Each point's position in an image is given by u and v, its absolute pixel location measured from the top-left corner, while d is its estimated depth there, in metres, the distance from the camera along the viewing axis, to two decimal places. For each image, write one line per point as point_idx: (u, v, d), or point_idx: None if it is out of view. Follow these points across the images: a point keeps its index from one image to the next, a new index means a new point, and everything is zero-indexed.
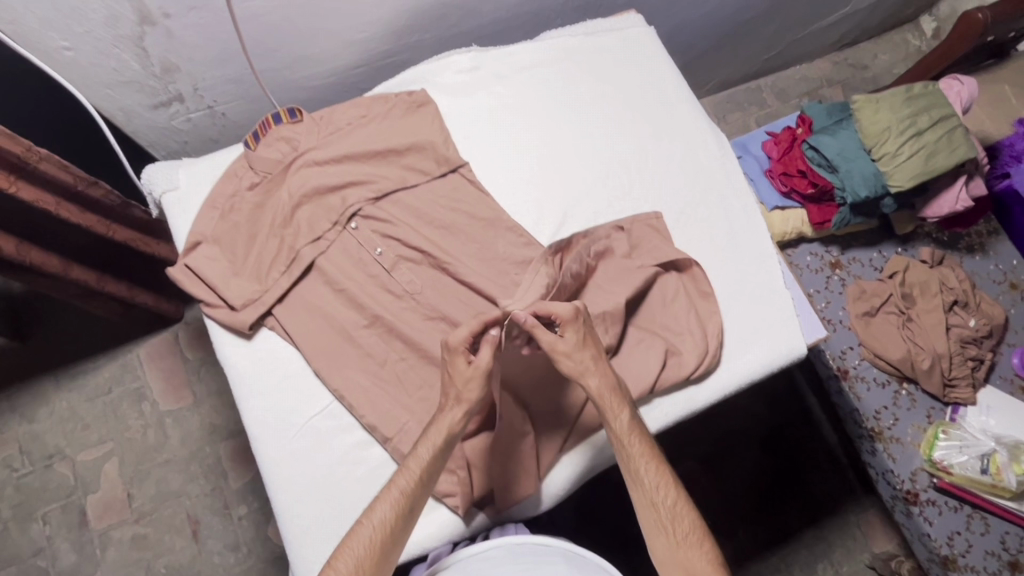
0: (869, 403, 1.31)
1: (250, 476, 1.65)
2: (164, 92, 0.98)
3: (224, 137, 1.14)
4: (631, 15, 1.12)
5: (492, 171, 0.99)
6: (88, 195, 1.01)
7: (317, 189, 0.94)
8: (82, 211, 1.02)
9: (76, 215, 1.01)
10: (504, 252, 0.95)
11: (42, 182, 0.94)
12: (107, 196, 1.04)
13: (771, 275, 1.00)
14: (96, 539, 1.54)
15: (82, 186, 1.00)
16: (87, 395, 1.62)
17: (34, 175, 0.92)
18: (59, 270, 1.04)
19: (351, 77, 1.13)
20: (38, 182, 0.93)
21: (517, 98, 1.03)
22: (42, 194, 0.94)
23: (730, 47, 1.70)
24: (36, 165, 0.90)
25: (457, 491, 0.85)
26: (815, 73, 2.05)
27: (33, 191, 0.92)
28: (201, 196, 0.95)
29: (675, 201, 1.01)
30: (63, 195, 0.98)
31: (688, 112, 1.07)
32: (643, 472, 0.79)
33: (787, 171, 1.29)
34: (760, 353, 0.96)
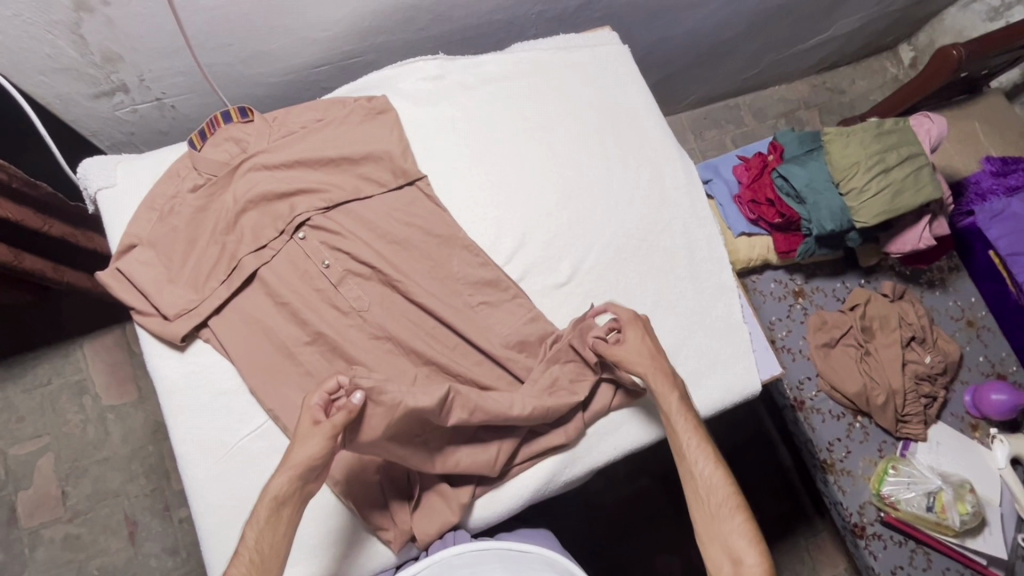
0: (823, 434, 1.31)
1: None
2: (106, 82, 0.92)
3: (174, 131, 1.08)
4: (605, 31, 1.09)
5: (451, 185, 0.96)
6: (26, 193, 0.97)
7: (262, 193, 0.89)
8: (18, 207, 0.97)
9: (13, 212, 0.96)
10: (458, 271, 0.92)
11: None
12: (44, 195, 1.01)
13: (729, 308, 0.98)
14: (26, 538, 1.47)
15: (19, 184, 0.95)
16: (24, 386, 1.55)
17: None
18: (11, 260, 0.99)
19: (312, 75, 1.08)
20: None
21: (481, 111, 1.00)
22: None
23: (709, 65, 1.69)
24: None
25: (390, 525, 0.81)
26: (792, 95, 2.05)
27: None
28: (138, 196, 0.90)
29: (638, 227, 0.99)
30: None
31: (658, 135, 1.04)
32: (686, 442, 0.80)
33: (756, 198, 1.28)
34: (713, 389, 0.94)
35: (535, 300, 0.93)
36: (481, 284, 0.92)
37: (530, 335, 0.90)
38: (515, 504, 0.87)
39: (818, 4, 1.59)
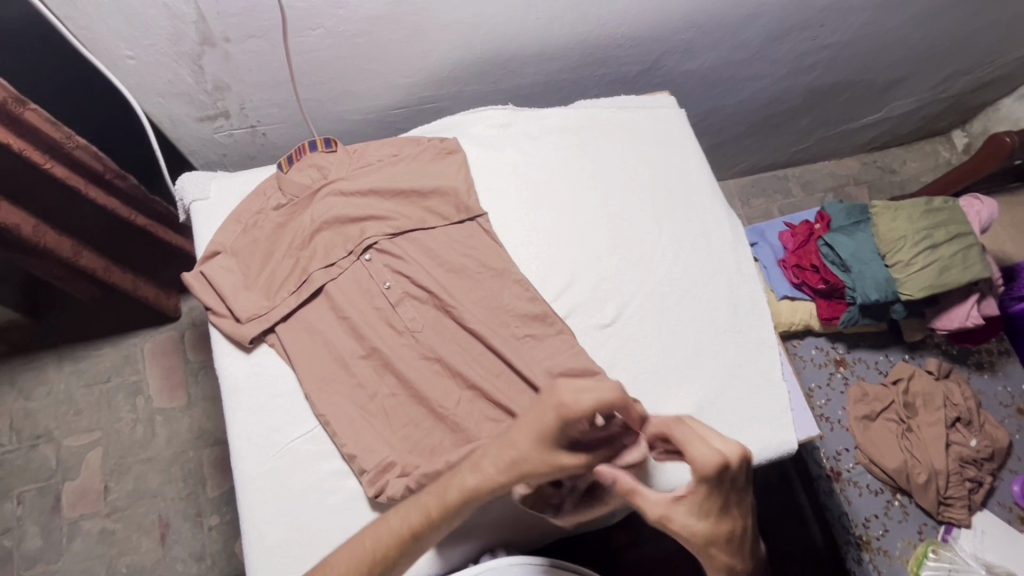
0: (860, 508, 1.28)
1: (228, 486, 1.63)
2: (212, 107, 1.03)
3: (261, 156, 1.19)
4: (665, 95, 1.16)
5: (508, 223, 1.03)
6: (114, 183, 1.09)
7: (337, 216, 0.97)
8: (106, 195, 1.10)
9: (100, 197, 1.08)
10: (508, 303, 0.97)
11: (75, 161, 1.01)
12: (133, 187, 1.13)
13: (769, 365, 0.99)
14: (66, 527, 1.54)
15: (110, 175, 1.07)
16: (86, 381, 1.65)
17: (68, 157, 0.99)
18: (68, 252, 1.14)
19: (390, 116, 1.18)
20: (70, 163, 1.01)
21: (543, 159, 1.07)
22: (71, 173, 1.02)
23: (760, 136, 1.75)
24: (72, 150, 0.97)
25: None
26: (842, 170, 2.08)
27: (64, 170, 0.99)
28: (227, 208, 0.99)
29: (683, 278, 1.02)
30: (92, 178, 1.05)
31: (708, 194, 1.09)
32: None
33: (800, 263, 1.31)
34: (750, 442, 0.94)
35: (579, 338, 0.97)
36: (528, 318, 0.96)
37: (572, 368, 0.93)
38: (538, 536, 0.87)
39: (871, 85, 1.65)
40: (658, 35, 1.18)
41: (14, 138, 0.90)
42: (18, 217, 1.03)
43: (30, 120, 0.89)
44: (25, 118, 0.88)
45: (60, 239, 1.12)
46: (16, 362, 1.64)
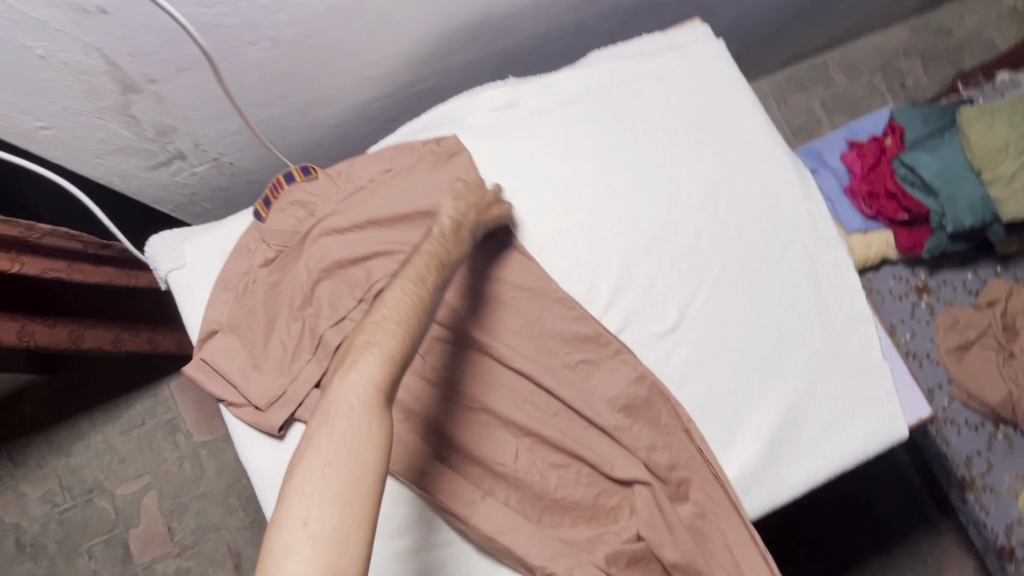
0: (961, 447, 1.18)
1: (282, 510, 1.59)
2: (162, 153, 0.86)
3: (234, 186, 1.02)
4: (695, 25, 0.94)
5: (534, 227, 0.86)
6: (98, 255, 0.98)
7: (333, 263, 0.82)
8: (95, 268, 0.99)
9: (90, 274, 0.98)
10: (553, 327, 0.83)
11: (49, 250, 0.90)
12: (121, 252, 1.03)
13: (865, 343, 0.85)
14: (142, 573, 1.53)
15: (92, 249, 0.97)
16: (122, 428, 1.59)
17: (40, 249, 0.88)
18: (70, 341, 1.03)
19: (371, 112, 0.98)
20: (45, 254, 0.90)
21: (562, 140, 0.88)
22: (50, 264, 0.91)
23: (795, 27, 1.49)
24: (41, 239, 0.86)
25: None
26: (889, 43, 1.81)
27: (40, 263, 0.89)
28: (210, 273, 0.85)
29: (751, 256, 0.86)
30: (73, 258, 0.95)
31: (765, 145, 0.90)
32: None
33: (873, 190, 1.13)
34: (852, 438, 0.82)
35: (640, 352, 0.84)
36: (579, 340, 0.83)
37: (638, 394, 0.81)
38: None
39: None
40: None
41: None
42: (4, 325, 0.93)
43: None
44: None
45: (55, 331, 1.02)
46: (48, 422, 1.59)
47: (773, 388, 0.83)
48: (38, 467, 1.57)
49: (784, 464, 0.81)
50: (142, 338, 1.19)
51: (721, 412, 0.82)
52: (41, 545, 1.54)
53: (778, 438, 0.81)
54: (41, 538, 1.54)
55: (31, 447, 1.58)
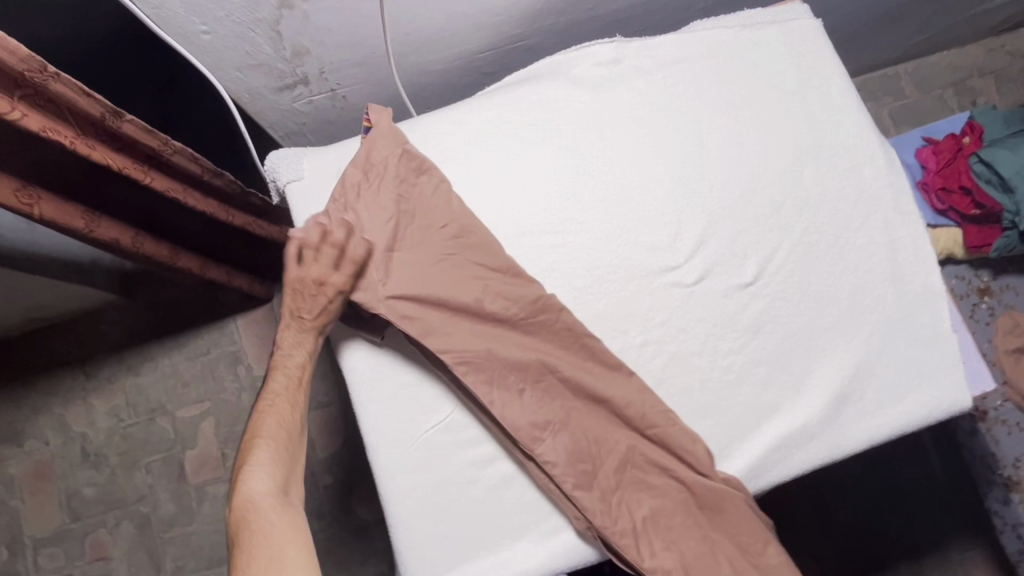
0: (1009, 448, 1.19)
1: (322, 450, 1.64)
2: (291, 75, 0.94)
3: (341, 120, 1.09)
4: (797, 4, 0.99)
5: (627, 175, 0.92)
6: (212, 183, 1.03)
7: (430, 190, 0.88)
8: (204, 197, 1.05)
9: (199, 202, 1.03)
10: (637, 269, 0.89)
11: (171, 169, 0.95)
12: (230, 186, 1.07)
13: (937, 316, 0.88)
14: (194, 493, 1.62)
15: (208, 177, 1.02)
16: (188, 355, 1.68)
17: (166, 165, 0.94)
18: (167, 257, 1.12)
19: (476, 61, 1.05)
20: (170, 172, 0.96)
21: (663, 97, 0.94)
22: (171, 182, 0.97)
23: (876, 32, 1.52)
24: (170, 157, 0.92)
25: (587, 509, 0.81)
26: (964, 61, 1.82)
27: (164, 180, 0.95)
28: (324, 188, 0.92)
29: (832, 223, 0.90)
30: (189, 182, 1.00)
31: (855, 121, 0.94)
32: None
33: (946, 185, 1.16)
34: (917, 403, 0.86)
35: (717, 301, 0.88)
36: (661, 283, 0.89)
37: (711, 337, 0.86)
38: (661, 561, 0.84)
39: None
40: None
41: (112, 154, 0.85)
42: (118, 231, 1.01)
43: (127, 133, 0.84)
44: (121, 130, 0.83)
45: (156, 246, 1.09)
46: (121, 342, 1.68)
47: (844, 348, 0.87)
48: (108, 383, 1.67)
49: (850, 419, 0.86)
50: (221, 271, 1.27)
51: (791, 363, 0.87)
52: (104, 456, 1.64)
53: (846, 394, 0.86)
54: (105, 449, 1.64)
55: (103, 364, 1.68)
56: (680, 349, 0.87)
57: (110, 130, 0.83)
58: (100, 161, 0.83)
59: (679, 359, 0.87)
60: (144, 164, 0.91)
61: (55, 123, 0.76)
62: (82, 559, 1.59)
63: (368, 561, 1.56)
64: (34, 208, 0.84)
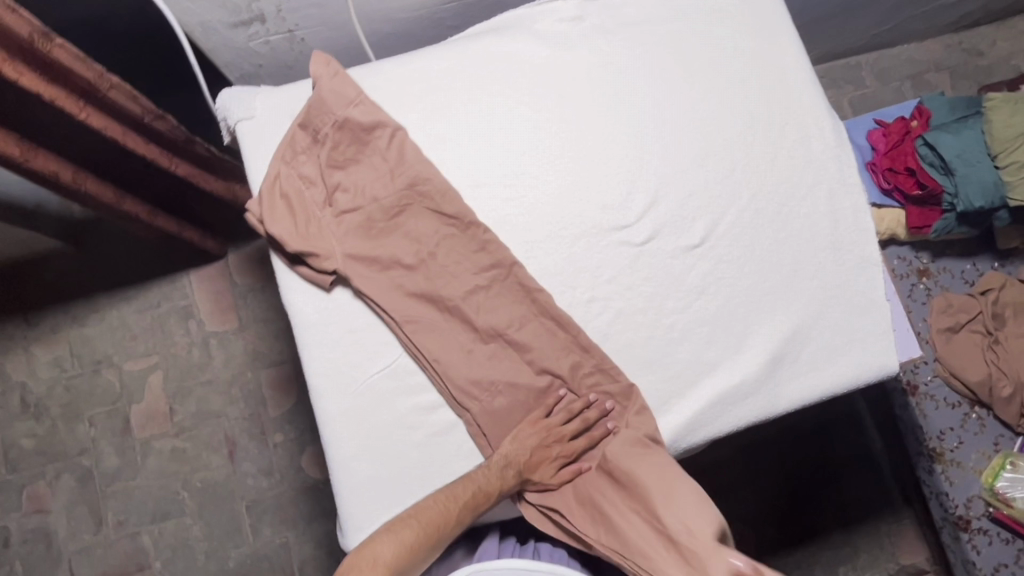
0: (935, 421, 1.25)
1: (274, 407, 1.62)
2: (246, 11, 0.91)
3: (300, 65, 1.07)
4: None
5: (584, 134, 0.92)
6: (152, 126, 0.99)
7: (381, 135, 0.86)
8: (144, 142, 1.01)
9: (138, 145, 1.00)
10: (590, 225, 0.90)
11: (108, 108, 0.93)
12: (172, 130, 1.02)
13: (872, 284, 0.91)
14: (139, 448, 1.59)
15: (150, 118, 0.98)
16: (137, 308, 1.63)
17: (104, 102, 0.91)
18: (111, 200, 1.08)
19: (438, 13, 1.04)
20: (106, 110, 0.93)
21: (623, 59, 0.94)
22: (108, 121, 0.94)
23: (840, 19, 1.56)
24: (106, 92, 0.89)
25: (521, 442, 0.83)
26: (922, 55, 1.87)
27: (100, 118, 0.92)
28: (276, 127, 0.90)
29: (779, 193, 0.93)
30: (128, 123, 0.97)
31: (807, 93, 0.96)
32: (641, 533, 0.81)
33: (893, 166, 1.19)
34: (847, 366, 0.89)
35: (665, 260, 0.90)
36: (612, 240, 0.90)
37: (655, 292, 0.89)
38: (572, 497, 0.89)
39: None
40: None
41: (43, 85, 0.83)
42: (56, 165, 0.98)
43: (60, 58, 0.81)
44: (51, 58, 0.80)
45: (100, 186, 1.06)
46: (65, 292, 1.63)
47: (781, 314, 0.90)
48: (51, 333, 1.62)
49: (786, 380, 0.89)
50: (172, 222, 1.23)
51: (733, 323, 0.90)
52: (45, 407, 1.59)
53: (782, 355, 0.89)
54: (46, 400, 1.60)
55: (46, 313, 1.62)
56: (626, 306, 0.89)
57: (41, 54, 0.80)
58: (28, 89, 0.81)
59: (625, 315, 0.89)
60: (78, 99, 0.89)
61: None
62: (19, 511, 1.56)
63: (316, 519, 1.56)
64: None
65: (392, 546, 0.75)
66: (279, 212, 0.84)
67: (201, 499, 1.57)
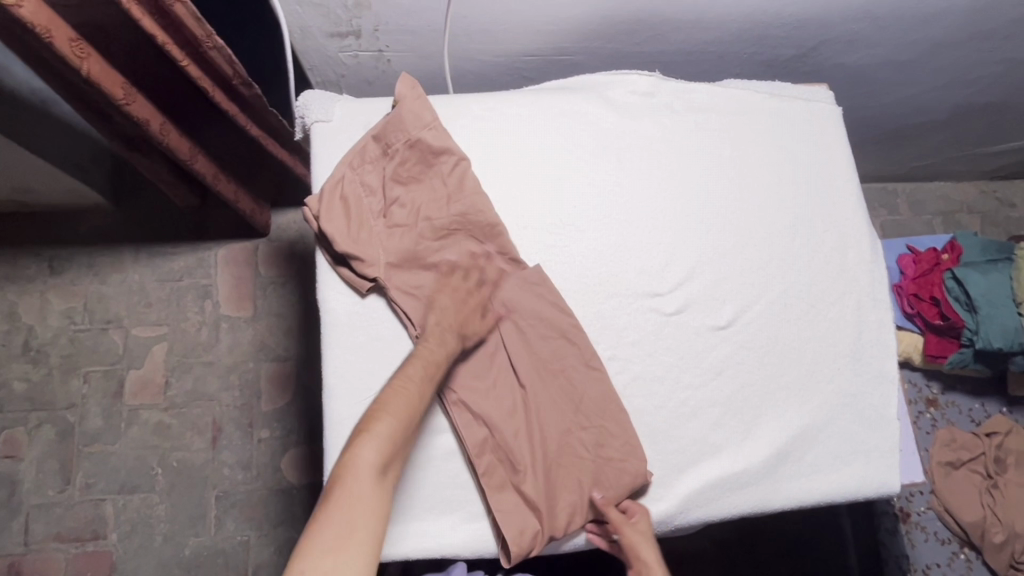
0: (922, 553, 1.23)
1: (266, 402, 1.61)
2: (346, 25, 0.98)
3: (379, 82, 1.14)
4: (824, 88, 1.06)
5: (635, 200, 0.96)
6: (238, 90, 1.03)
7: (445, 159, 0.90)
8: (229, 100, 1.06)
9: (224, 103, 1.04)
10: (625, 285, 0.93)
11: (208, 65, 0.96)
12: (255, 97, 1.06)
13: (885, 400, 0.93)
14: (125, 414, 1.58)
15: (238, 82, 1.01)
16: (159, 276, 1.66)
17: (204, 60, 0.94)
18: (185, 155, 1.13)
19: (518, 62, 1.11)
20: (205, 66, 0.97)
21: (684, 138, 0.99)
22: (205, 75, 0.98)
23: (886, 146, 1.62)
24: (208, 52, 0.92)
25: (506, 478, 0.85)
26: (957, 195, 1.94)
27: (198, 71, 0.96)
28: (349, 134, 0.94)
29: (809, 291, 0.96)
30: (219, 83, 1.01)
31: (851, 202, 1.00)
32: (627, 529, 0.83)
33: (918, 293, 1.22)
34: (848, 476, 0.90)
35: (689, 335, 0.92)
36: (643, 302, 0.93)
37: (672, 364, 0.91)
38: (556, 549, 0.88)
39: None
40: (827, 18, 1.07)
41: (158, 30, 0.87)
42: (149, 113, 1.02)
43: (177, 13, 0.84)
44: (172, 11, 0.83)
45: (179, 140, 1.11)
46: (94, 246, 1.65)
47: (791, 408, 0.91)
48: (71, 283, 1.64)
49: (786, 478, 0.89)
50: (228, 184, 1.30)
51: (744, 412, 0.91)
52: (45, 354, 1.60)
53: (786, 452, 0.89)
54: (49, 347, 1.60)
55: (71, 263, 1.65)
56: (644, 371, 0.90)
57: (162, 5, 0.83)
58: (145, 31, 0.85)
59: (640, 381, 0.90)
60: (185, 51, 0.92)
61: None
62: None
63: (281, 524, 1.54)
64: (84, 62, 0.86)
65: (375, 447, 0.73)
66: (336, 215, 0.87)
67: (173, 478, 1.55)
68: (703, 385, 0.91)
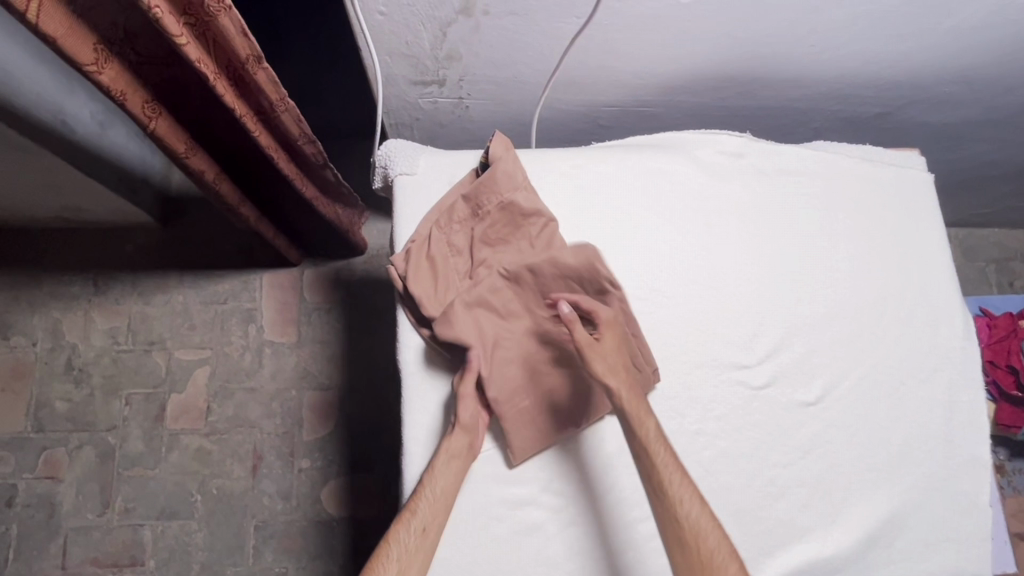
0: None
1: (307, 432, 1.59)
2: (433, 74, 0.95)
3: (454, 126, 1.11)
4: (913, 154, 1.03)
5: (723, 266, 0.93)
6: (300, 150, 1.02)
7: (535, 221, 0.88)
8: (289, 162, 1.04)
9: (285, 165, 1.02)
10: (711, 356, 0.90)
11: (275, 128, 0.95)
12: (316, 155, 1.06)
13: (977, 486, 0.89)
14: (165, 438, 1.56)
15: (301, 141, 1.01)
16: (203, 298, 1.64)
17: (273, 122, 0.93)
18: (234, 203, 1.09)
19: (598, 113, 1.08)
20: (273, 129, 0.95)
21: (771, 206, 0.96)
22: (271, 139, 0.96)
23: (949, 196, 1.59)
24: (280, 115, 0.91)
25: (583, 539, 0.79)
26: (1011, 242, 1.90)
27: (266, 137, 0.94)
28: (433, 188, 0.92)
29: (897, 370, 0.92)
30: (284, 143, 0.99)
31: (943, 279, 0.97)
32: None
33: (994, 359, 1.20)
34: (940, 565, 0.87)
35: (777, 412, 0.89)
36: (730, 375, 0.90)
37: (761, 441, 0.88)
38: None
39: None
40: (921, 81, 1.04)
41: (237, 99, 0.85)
42: (206, 164, 0.98)
43: (258, 80, 0.83)
44: (254, 78, 0.82)
45: (230, 191, 1.07)
46: (140, 265, 1.64)
47: (881, 492, 0.88)
48: (115, 303, 1.62)
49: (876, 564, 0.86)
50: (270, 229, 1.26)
51: (833, 493, 0.88)
52: (87, 374, 1.58)
53: (876, 538, 0.86)
54: (91, 367, 1.59)
55: (116, 282, 1.63)
56: (731, 447, 0.87)
57: (245, 73, 0.82)
58: (228, 105, 0.83)
59: (727, 458, 0.87)
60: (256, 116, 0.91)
61: (206, 57, 0.76)
62: (30, 473, 1.52)
63: (320, 558, 1.51)
64: (152, 123, 0.84)
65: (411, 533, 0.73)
66: (423, 278, 0.85)
67: (211, 506, 1.53)
68: (792, 463, 0.88)
